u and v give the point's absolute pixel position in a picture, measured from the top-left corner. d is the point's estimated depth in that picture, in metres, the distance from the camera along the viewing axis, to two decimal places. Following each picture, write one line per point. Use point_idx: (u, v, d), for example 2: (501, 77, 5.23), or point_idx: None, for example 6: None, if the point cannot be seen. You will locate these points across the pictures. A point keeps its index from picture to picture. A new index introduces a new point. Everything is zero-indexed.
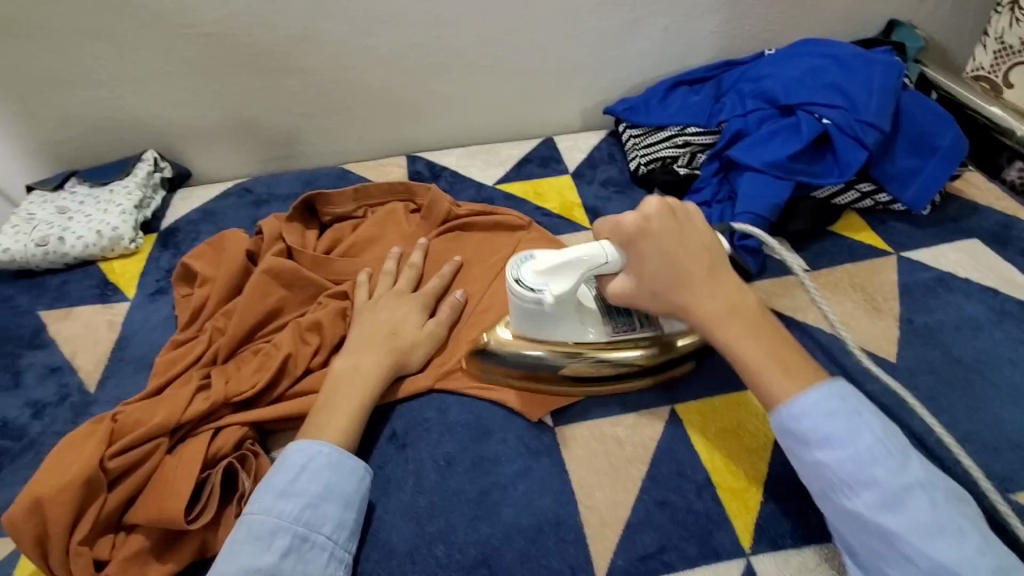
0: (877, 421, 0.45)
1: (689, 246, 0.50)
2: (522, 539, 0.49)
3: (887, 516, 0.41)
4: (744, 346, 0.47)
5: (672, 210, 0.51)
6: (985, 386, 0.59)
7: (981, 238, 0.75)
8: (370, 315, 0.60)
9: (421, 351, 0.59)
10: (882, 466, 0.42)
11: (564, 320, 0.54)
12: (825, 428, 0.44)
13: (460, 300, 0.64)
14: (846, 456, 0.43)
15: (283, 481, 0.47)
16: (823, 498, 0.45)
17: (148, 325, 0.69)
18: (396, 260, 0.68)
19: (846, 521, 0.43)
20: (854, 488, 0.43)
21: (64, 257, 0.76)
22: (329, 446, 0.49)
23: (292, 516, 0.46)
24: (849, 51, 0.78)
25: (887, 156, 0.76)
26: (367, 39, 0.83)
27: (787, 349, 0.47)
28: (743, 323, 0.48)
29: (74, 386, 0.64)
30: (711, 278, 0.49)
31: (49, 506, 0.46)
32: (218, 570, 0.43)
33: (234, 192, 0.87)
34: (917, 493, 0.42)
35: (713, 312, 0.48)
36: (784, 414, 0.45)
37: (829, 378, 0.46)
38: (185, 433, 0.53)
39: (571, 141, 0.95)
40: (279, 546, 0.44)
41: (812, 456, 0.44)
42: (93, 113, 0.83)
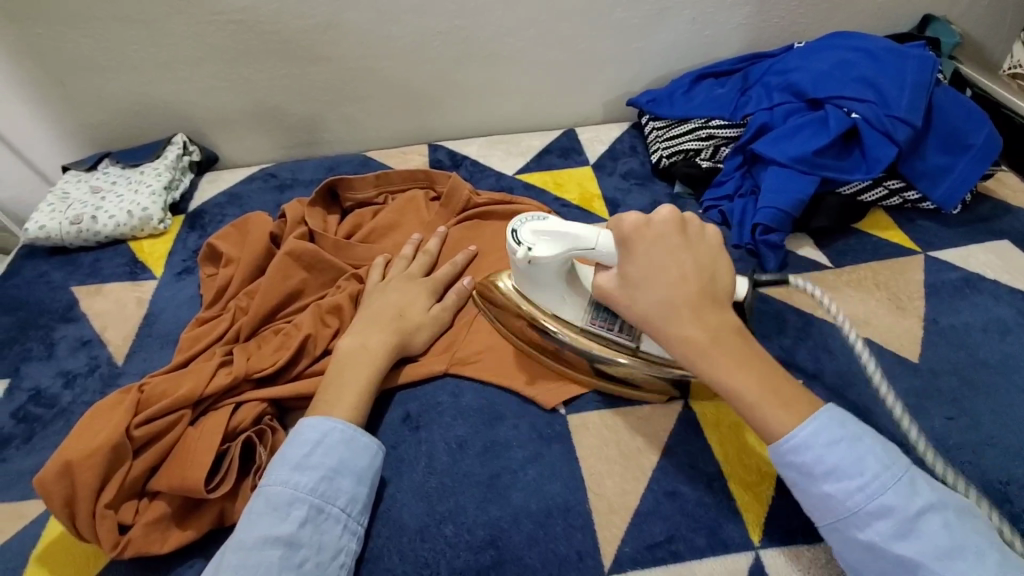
0: (880, 446, 0.44)
1: (682, 266, 0.47)
2: (531, 523, 0.49)
3: (904, 543, 0.41)
4: (722, 370, 0.45)
5: (681, 222, 0.49)
6: (1012, 390, 0.58)
7: (1014, 239, 0.73)
8: (380, 296, 0.61)
9: (425, 333, 0.60)
10: (892, 492, 0.41)
11: (546, 287, 0.55)
12: (828, 460, 0.43)
13: (468, 287, 0.64)
14: (853, 488, 0.42)
15: (298, 455, 0.48)
16: (832, 531, 0.43)
17: (175, 302, 0.71)
18: (414, 246, 0.69)
19: (861, 554, 0.42)
20: (866, 518, 0.42)
21: (96, 236, 0.79)
22: (343, 423, 0.50)
23: (307, 488, 0.47)
24: (882, 44, 0.76)
25: (918, 153, 0.74)
26: (391, 28, 0.84)
27: (779, 379, 0.45)
28: (729, 350, 0.45)
29: (103, 359, 0.66)
30: (700, 303, 0.46)
31: (78, 470, 0.48)
32: (238, 537, 0.44)
33: (259, 177, 0.89)
34: (930, 515, 0.41)
35: (695, 338, 0.45)
36: (783, 448, 0.44)
37: (824, 407, 0.45)
38: (207, 407, 0.55)
39: (592, 133, 0.95)
40: (296, 516, 0.45)
41: (818, 489, 0.43)
42: (126, 97, 0.85)
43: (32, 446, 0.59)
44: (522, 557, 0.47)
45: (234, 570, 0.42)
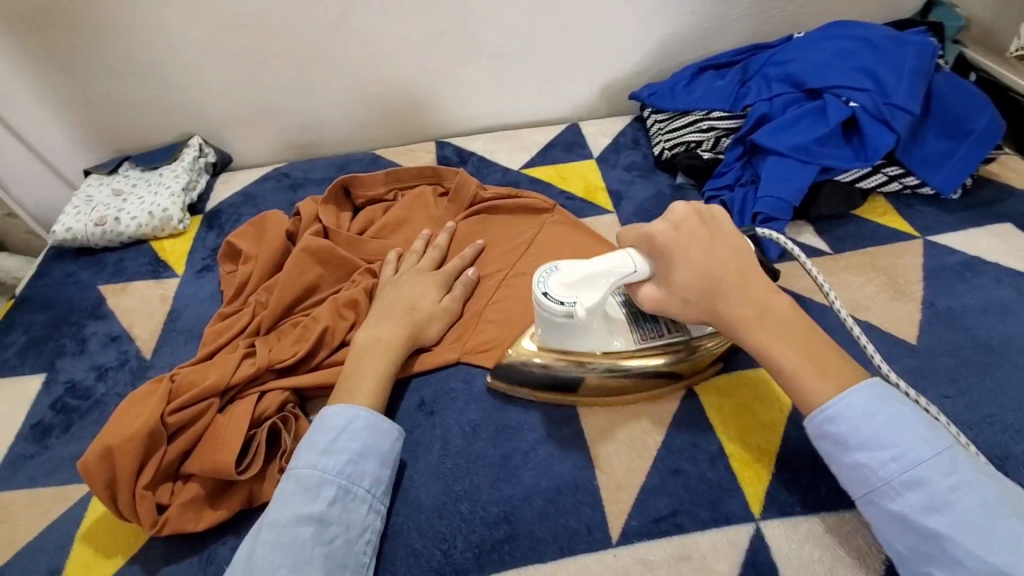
0: (924, 422, 0.45)
1: (718, 253, 0.51)
2: (541, 500, 0.52)
3: (934, 516, 0.42)
4: (775, 348, 0.48)
5: (699, 214, 0.53)
6: (1009, 368, 0.59)
7: (1015, 222, 0.74)
8: (392, 290, 0.64)
9: (436, 325, 0.63)
10: (926, 465, 0.43)
11: (591, 331, 0.54)
12: (865, 431, 0.45)
13: (473, 278, 0.67)
14: (888, 459, 0.44)
15: (325, 439, 0.51)
16: (864, 502, 0.45)
17: (198, 298, 0.75)
18: (424, 241, 0.72)
19: (890, 524, 0.44)
20: (897, 488, 0.43)
21: (119, 236, 0.82)
22: (366, 410, 0.53)
23: (335, 470, 0.50)
24: (881, 33, 0.77)
25: (916, 139, 0.76)
26: (398, 28, 0.86)
27: (821, 348, 0.48)
28: (774, 324, 0.48)
29: (132, 353, 0.70)
30: (743, 281, 0.50)
31: (118, 454, 0.51)
32: (272, 515, 0.47)
33: (272, 176, 0.92)
34: (966, 492, 0.42)
35: (744, 316, 0.49)
36: (819, 417, 0.46)
37: (868, 379, 0.47)
38: (233, 395, 0.58)
39: (595, 127, 0.97)
40: (326, 496, 0.48)
41: (852, 459, 0.45)
42: (144, 102, 0.89)
43: (70, 435, 0.62)
44: (533, 531, 0.50)
45: (271, 544, 0.45)
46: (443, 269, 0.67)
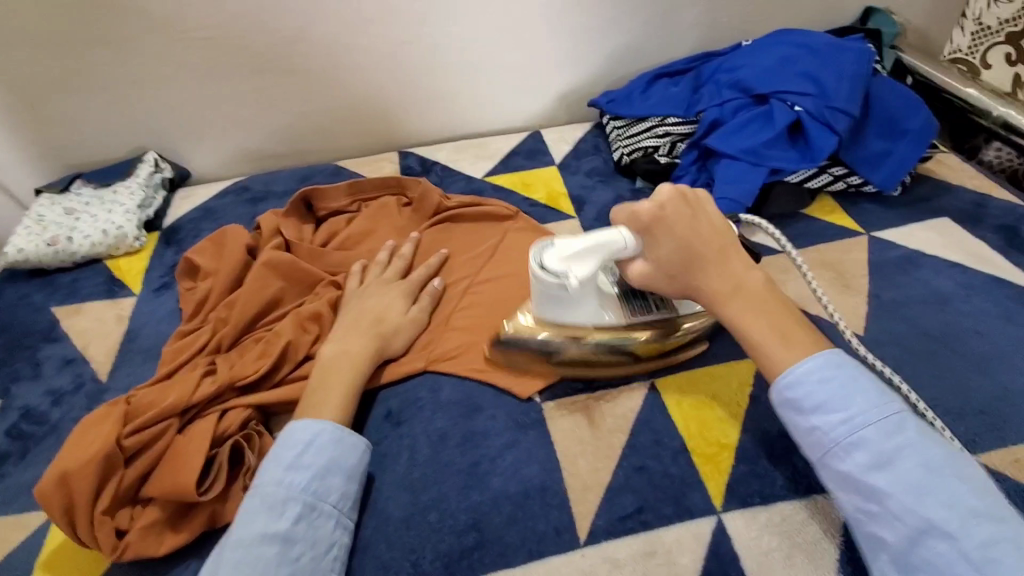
0: (875, 388, 0.47)
1: (700, 232, 0.53)
2: (510, 505, 0.52)
3: (878, 475, 0.44)
4: (751, 322, 0.50)
5: (683, 196, 0.54)
6: (950, 355, 0.62)
7: (952, 217, 0.78)
8: (358, 302, 0.64)
9: (403, 336, 0.63)
10: (873, 427, 0.45)
11: (583, 303, 0.57)
12: (817, 395, 0.47)
13: (439, 288, 0.68)
14: (838, 421, 0.46)
15: (290, 455, 0.50)
16: (818, 464, 0.47)
17: (156, 317, 0.73)
18: (388, 252, 0.71)
19: (840, 484, 0.46)
20: (846, 450, 0.45)
21: (72, 256, 0.80)
22: (332, 424, 0.53)
23: (300, 486, 0.49)
24: (821, 40, 0.80)
25: (858, 140, 0.80)
26: (357, 39, 0.86)
27: (793, 321, 0.50)
28: (751, 299, 0.51)
29: (88, 376, 0.67)
30: (723, 258, 0.52)
31: (73, 480, 0.50)
32: (235, 535, 0.46)
33: (232, 191, 0.91)
34: (908, 453, 0.44)
35: (721, 292, 0.52)
36: (781, 383, 0.48)
37: (826, 348, 0.49)
38: (194, 415, 0.56)
39: (557, 134, 0.99)
40: (291, 513, 0.48)
41: (807, 422, 0.47)
42: (96, 117, 0.86)
43: (31, 461, 0.60)
44: (502, 537, 0.50)
45: (235, 565, 0.44)
46: (408, 278, 0.68)
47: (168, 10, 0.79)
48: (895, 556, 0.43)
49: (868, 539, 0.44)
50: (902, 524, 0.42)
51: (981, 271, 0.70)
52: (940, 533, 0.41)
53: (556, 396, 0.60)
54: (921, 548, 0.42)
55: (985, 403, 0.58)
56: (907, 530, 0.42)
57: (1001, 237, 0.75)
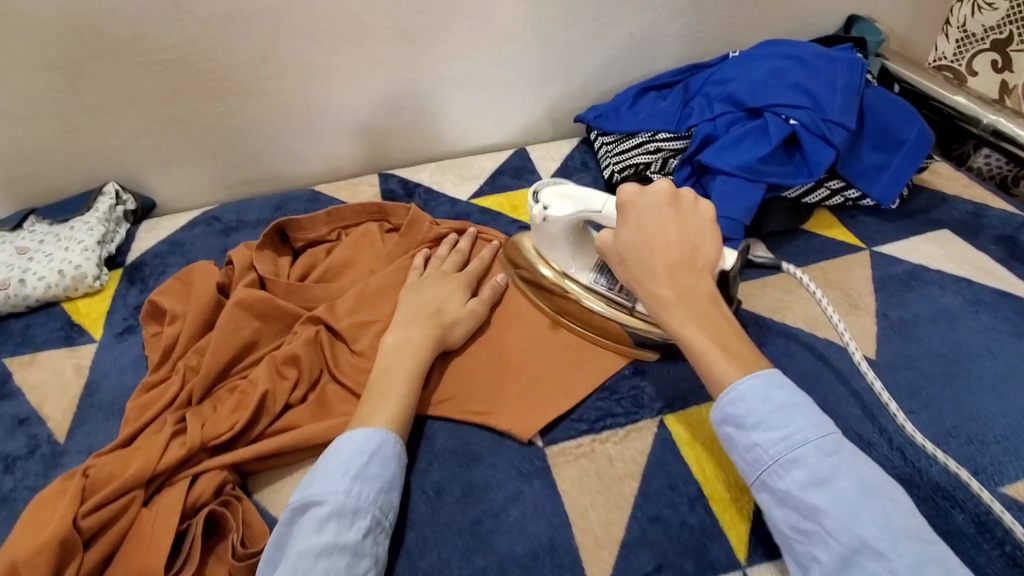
0: (814, 408, 0.44)
1: (667, 230, 0.50)
2: (518, 568, 0.48)
3: (815, 492, 0.41)
4: (682, 327, 0.47)
5: (674, 198, 0.52)
6: (967, 377, 0.60)
7: (952, 229, 0.76)
8: (414, 295, 0.62)
9: (462, 327, 0.60)
10: (810, 445, 0.42)
11: (556, 244, 0.61)
12: (759, 412, 0.44)
13: (501, 284, 0.65)
14: (778, 438, 0.43)
15: (357, 464, 0.47)
16: (757, 485, 0.44)
17: (119, 367, 0.67)
18: (448, 247, 0.69)
19: (778, 505, 0.43)
20: (784, 467, 0.42)
21: (25, 300, 0.73)
22: (396, 437, 0.50)
23: (369, 498, 0.46)
24: (811, 50, 0.79)
25: (854, 153, 0.77)
26: (331, 58, 0.82)
27: (734, 335, 0.47)
28: (692, 308, 0.48)
29: (44, 438, 0.61)
30: (678, 268, 0.49)
31: (25, 570, 0.44)
32: (298, 546, 0.42)
33: (201, 221, 0.85)
34: (843, 471, 0.41)
35: (664, 296, 0.49)
36: (724, 400, 0.45)
37: (769, 368, 0.46)
38: (161, 483, 0.51)
39: (543, 151, 0.95)
40: (360, 525, 0.44)
41: (747, 440, 0.44)
42: (50, 148, 0.80)
43: None
44: None
45: None
46: (467, 270, 0.66)
47: (125, 32, 0.74)
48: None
49: (803, 562, 0.41)
50: (837, 543, 0.39)
51: (987, 285, 0.69)
52: (872, 552, 0.38)
53: (558, 441, 0.56)
54: (853, 569, 0.38)
55: (1006, 429, 0.55)
56: (840, 549, 0.39)
57: (1002, 249, 0.73)
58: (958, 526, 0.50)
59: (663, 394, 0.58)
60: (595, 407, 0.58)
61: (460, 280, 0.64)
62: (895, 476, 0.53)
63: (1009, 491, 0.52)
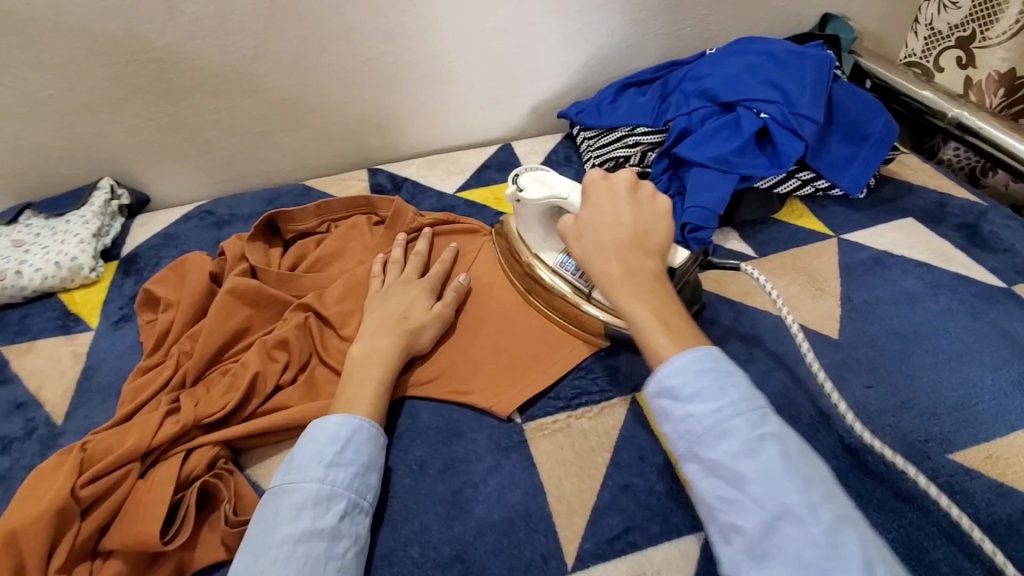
0: (745, 382, 0.45)
1: (622, 213, 0.55)
2: (495, 533, 0.51)
3: (742, 462, 0.41)
4: (627, 298, 0.50)
5: (632, 186, 0.57)
6: (923, 355, 0.63)
7: (916, 217, 0.80)
8: (381, 303, 0.63)
9: (430, 333, 0.62)
10: (741, 417, 0.43)
11: (530, 226, 0.65)
12: (694, 385, 0.44)
13: (465, 284, 0.67)
14: (710, 410, 0.43)
15: (332, 452, 0.49)
16: (686, 456, 0.44)
17: (115, 353, 0.69)
18: (403, 249, 0.71)
19: (706, 475, 0.43)
20: (714, 438, 0.43)
21: (22, 291, 0.75)
22: (370, 422, 0.53)
23: (344, 484, 0.49)
24: (783, 47, 0.82)
25: (824, 145, 0.81)
26: (320, 56, 0.84)
27: (676, 313, 0.49)
28: (638, 283, 0.51)
29: (41, 420, 0.64)
30: (630, 248, 0.53)
31: (23, 538, 0.46)
32: (277, 535, 0.44)
33: (195, 215, 0.88)
34: (770, 443, 0.42)
35: (611, 271, 0.52)
36: (661, 374, 0.46)
37: (704, 343, 0.47)
38: (156, 458, 0.53)
39: (528, 146, 0.98)
40: (336, 510, 0.47)
41: (681, 411, 0.45)
42: (47, 145, 0.82)
43: None
44: (488, 567, 0.49)
45: (282, 563, 0.43)
46: (430, 275, 0.67)
47: (120, 32, 0.76)
48: (749, 545, 0.40)
49: (724, 531, 0.41)
50: (760, 510, 0.40)
51: (946, 269, 0.72)
52: (793, 518, 0.39)
53: (536, 418, 0.59)
54: (774, 536, 0.39)
55: (957, 402, 0.59)
56: (763, 517, 0.40)
57: (963, 235, 0.77)
58: (908, 490, 0.53)
59: (637, 373, 0.61)
60: (571, 386, 0.61)
61: (426, 283, 0.65)
62: (850, 445, 0.56)
63: (958, 458, 0.55)
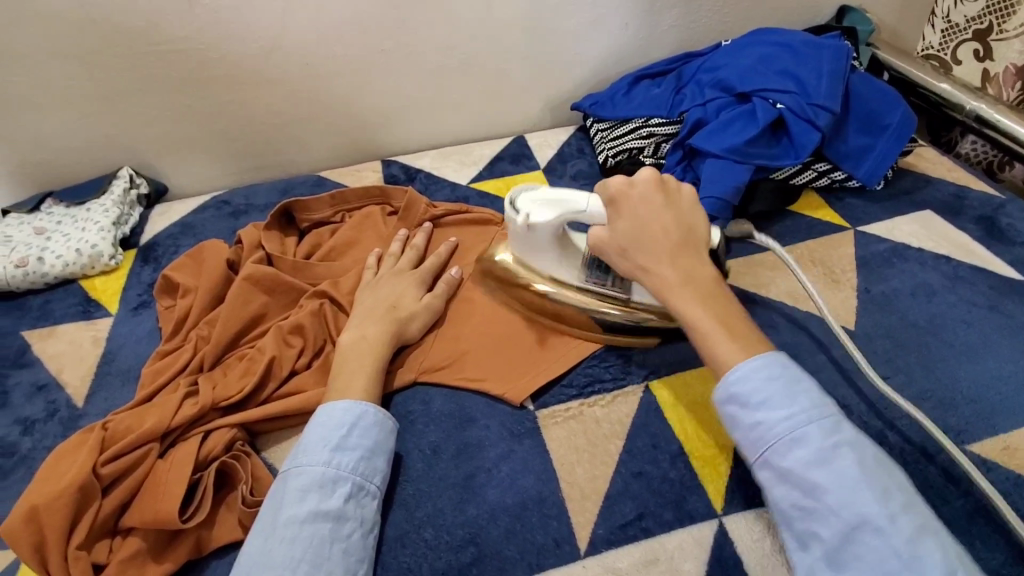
0: (814, 388, 0.46)
1: (662, 213, 0.53)
2: (507, 517, 0.51)
3: (815, 471, 0.43)
4: (690, 309, 0.50)
5: (661, 182, 0.54)
6: (941, 347, 0.62)
7: (934, 209, 0.79)
8: (370, 293, 0.64)
9: (418, 323, 0.62)
10: (814, 425, 0.44)
11: (542, 251, 0.61)
12: (763, 392, 0.45)
13: (456, 277, 0.67)
14: (781, 418, 0.45)
15: (337, 436, 0.50)
16: (759, 463, 0.46)
17: (134, 338, 0.71)
18: (401, 243, 0.71)
19: (780, 482, 0.44)
20: (787, 446, 0.44)
21: (44, 277, 0.77)
22: (373, 407, 0.53)
23: (349, 467, 0.49)
24: (800, 37, 0.81)
25: (841, 136, 0.80)
26: (335, 48, 0.85)
27: (735, 313, 0.50)
28: (698, 288, 0.50)
29: (62, 402, 0.65)
30: (681, 250, 0.52)
31: (46, 513, 0.47)
32: (283, 517, 0.45)
33: (212, 205, 0.89)
34: (845, 451, 0.43)
35: (669, 278, 0.51)
36: (730, 382, 0.47)
37: (772, 350, 0.48)
38: (175, 438, 0.54)
39: (541, 138, 0.98)
40: (341, 492, 0.48)
41: (752, 419, 0.46)
42: (68, 135, 0.84)
43: None
44: (501, 551, 0.49)
45: (286, 544, 0.44)
46: (422, 267, 0.67)
47: (138, 23, 0.77)
48: (828, 553, 0.41)
49: (803, 537, 0.43)
50: (837, 520, 0.41)
51: (965, 262, 0.71)
52: (871, 528, 0.40)
53: (548, 405, 0.59)
54: (853, 544, 0.40)
55: (975, 393, 0.58)
56: (840, 526, 0.41)
57: (981, 227, 0.76)
58: (925, 480, 0.53)
59: (651, 361, 0.61)
60: (584, 373, 0.61)
61: (417, 274, 0.66)
62: (865, 435, 0.56)
63: (975, 450, 0.54)
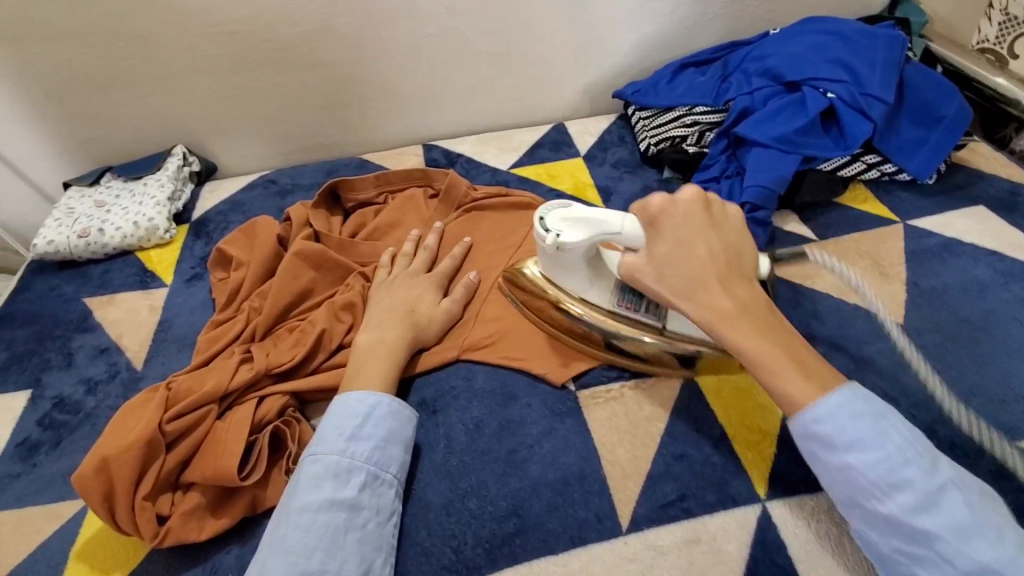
0: (900, 423, 0.44)
1: (707, 237, 0.50)
2: (549, 492, 0.52)
3: (923, 516, 0.40)
4: (745, 340, 0.46)
5: (705, 202, 0.51)
6: (992, 343, 0.61)
7: (988, 205, 0.76)
8: (386, 294, 0.64)
9: (437, 326, 0.62)
10: (912, 467, 0.42)
11: (570, 270, 0.58)
12: (851, 432, 0.43)
13: (474, 281, 0.66)
14: (876, 461, 0.42)
15: (351, 426, 0.51)
16: (852, 505, 0.44)
17: (188, 307, 0.73)
18: (413, 243, 0.71)
19: (879, 526, 0.42)
20: (886, 492, 0.42)
21: (102, 248, 0.80)
22: (387, 396, 0.54)
23: (363, 457, 0.50)
24: (853, 27, 0.79)
25: (892, 128, 0.78)
26: (383, 31, 0.86)
27: (797, 348, 0.47)
28: (752, 318, 0.47)
29: (122, 365, 0.68)
30: (728, 275, 0.49)
31: (115, 464, 0.50)
32: (301, 502, 0.47)
33: (259, 184, 0.91)
34: (950, 492, 0.41)
35: (722, 307, 0.48)
36: (807, 421, 0.44)
37: (844, 382, 0.46)
38: (232, 402, 0.57)
39: (581, 126, 0.98)
40: (356, 481, 0.49)
41: (840, 459, 0.43)
42: (126, 113, 0.87)
43: (61, 450, 0.61)
44: (543, 524, 0.50)
45: (300, 531, 0.45)
46: (438, 271, 0.67)
47: (197, 5, 0.79)
48: None
49: None
50: (951, 568, 0.39)
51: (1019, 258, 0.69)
52: None
53: (588, 386, 0.59)
54: None
55: None
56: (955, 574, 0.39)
57: None
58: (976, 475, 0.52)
59: None
60: None
61: (433, 278, 0.66)
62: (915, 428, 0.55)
63: None
